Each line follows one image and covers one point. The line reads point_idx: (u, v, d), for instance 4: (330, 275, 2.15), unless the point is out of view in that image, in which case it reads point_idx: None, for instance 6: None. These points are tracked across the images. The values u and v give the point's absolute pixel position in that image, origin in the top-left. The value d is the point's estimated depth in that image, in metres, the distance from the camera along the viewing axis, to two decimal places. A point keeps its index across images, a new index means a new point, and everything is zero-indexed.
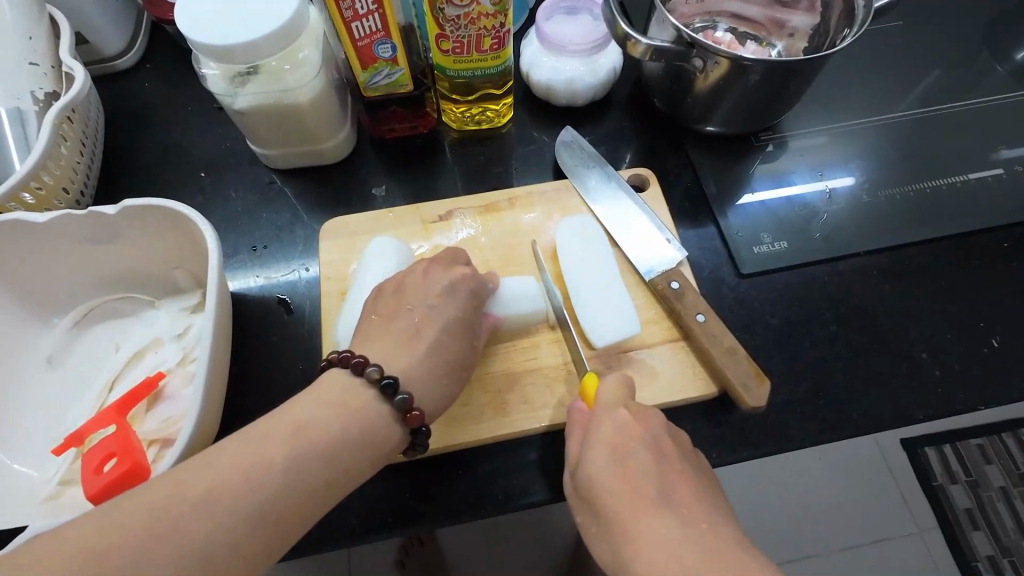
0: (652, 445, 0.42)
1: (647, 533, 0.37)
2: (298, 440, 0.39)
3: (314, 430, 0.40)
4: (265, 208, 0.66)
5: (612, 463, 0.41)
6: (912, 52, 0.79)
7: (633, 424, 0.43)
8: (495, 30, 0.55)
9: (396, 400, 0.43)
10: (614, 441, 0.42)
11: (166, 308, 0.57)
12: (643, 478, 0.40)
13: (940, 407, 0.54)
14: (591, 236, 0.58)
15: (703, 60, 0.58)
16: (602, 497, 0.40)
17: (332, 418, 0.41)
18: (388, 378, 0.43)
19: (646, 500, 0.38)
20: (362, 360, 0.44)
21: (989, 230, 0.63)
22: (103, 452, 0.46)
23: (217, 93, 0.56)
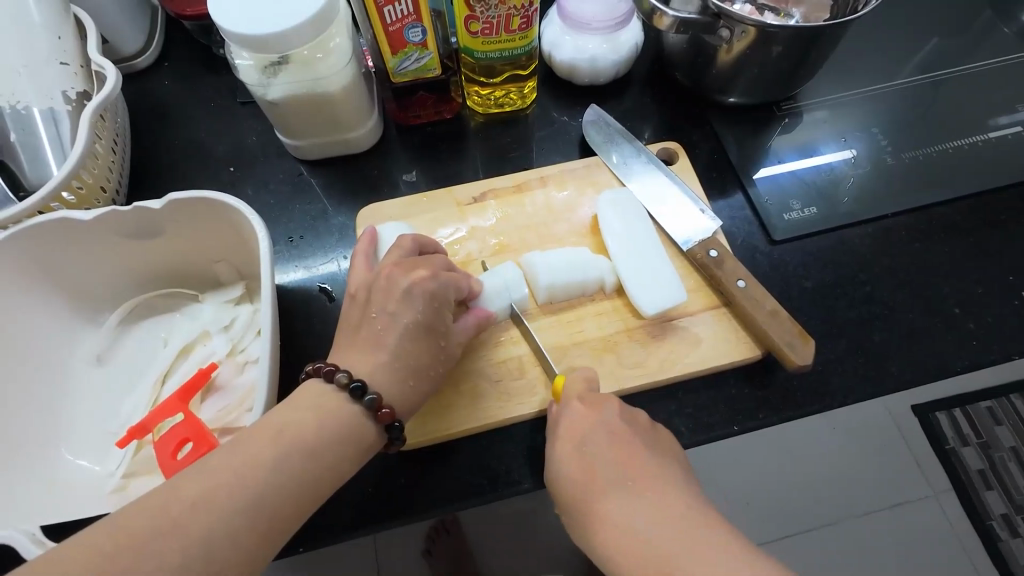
0: (610, 433, 0.44)
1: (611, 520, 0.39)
2: (294, 441, 0.39)
3: (312, 431, 0.40)
4: (297, 198, 0.66)
5: (570, 456, 0.43)
6: (922, 17, 0.80)
7: (586, 416, 0.45)
8: (524, 9, 0.56)
9: (366, 401, 0.42)
10: (573, 434, 0.44)
11: (213, 301, 0.58)
12: (598, 463, 0.42)
13: (977, 359, 0.55)
14: (636, 210, 0.58)
15: (730, 30, 0.58)
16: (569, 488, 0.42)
17: (336, 417, 0.42)
18: (357, 381, 0.43)
19: (607, 485, 0.41)
20: (332, 367, 0.43)
21: (1010, 186, 0.64)
22: (180, 437, 0.48)
23: (250, 84, 0.56)
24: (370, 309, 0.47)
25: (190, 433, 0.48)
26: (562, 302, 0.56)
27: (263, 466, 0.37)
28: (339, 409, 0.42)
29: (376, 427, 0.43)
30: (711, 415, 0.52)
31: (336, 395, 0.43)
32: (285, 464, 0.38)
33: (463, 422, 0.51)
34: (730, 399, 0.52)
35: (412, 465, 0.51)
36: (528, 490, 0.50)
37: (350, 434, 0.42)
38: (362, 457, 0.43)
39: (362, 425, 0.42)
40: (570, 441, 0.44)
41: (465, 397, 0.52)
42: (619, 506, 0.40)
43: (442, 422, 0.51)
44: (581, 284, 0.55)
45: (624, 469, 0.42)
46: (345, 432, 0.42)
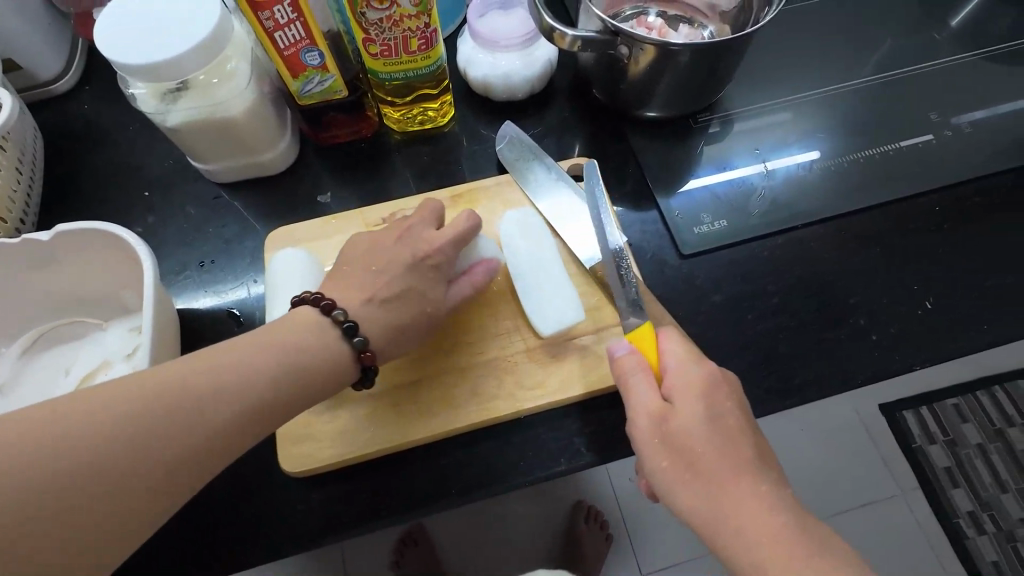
0: (714, 402, 0.44)
1: (750, 504, 0.40)
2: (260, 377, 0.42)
3: (272, 367, 0.43)
4: (212, 221, 0.66)
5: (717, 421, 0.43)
6: (850, 25, 0.81)
7: (695, 379, 0.45)
8: (421, 31, 0.56)
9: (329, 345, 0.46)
10: (713, 395, 0.44)
11: (115, 330, 0.57)
12: (718, 435, 0.43)
13: (878, 371, 0.55)
14: (536, 230, 0.59)
15: (629, 47, 0.58)
16: (699, 450, 0.42)
17: (308, 351, 0.45)
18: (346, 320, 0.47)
19: (749, 463, 0.42)
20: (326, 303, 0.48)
21: (920, 195, 0.65)
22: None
23: (148, 113, 0.56)
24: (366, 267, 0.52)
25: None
26: (464, 325, 0.55)
27: (154, 418, 0.37)
28: (235, 349, 0.43)
29: (354, 368, 0.48)
30: (609, 434, 0.52)
31: (325, 327, 0.47)
32: (248, 395, 0.41)
33: (358, 449, 0.51)
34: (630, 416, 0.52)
35: (309, 494, 0.51)
36: (424, 513, 0.50)
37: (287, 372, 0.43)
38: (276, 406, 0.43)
39: (347, 364, 0.47)
40: (639, 419, 0.44)
41: (361, 420, 0.52)
42: (751, 492, 0.40)
43: (336, 448, 0.51)
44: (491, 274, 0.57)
45: (724, 458, 0.42)
46: (309, 356, 0.45)
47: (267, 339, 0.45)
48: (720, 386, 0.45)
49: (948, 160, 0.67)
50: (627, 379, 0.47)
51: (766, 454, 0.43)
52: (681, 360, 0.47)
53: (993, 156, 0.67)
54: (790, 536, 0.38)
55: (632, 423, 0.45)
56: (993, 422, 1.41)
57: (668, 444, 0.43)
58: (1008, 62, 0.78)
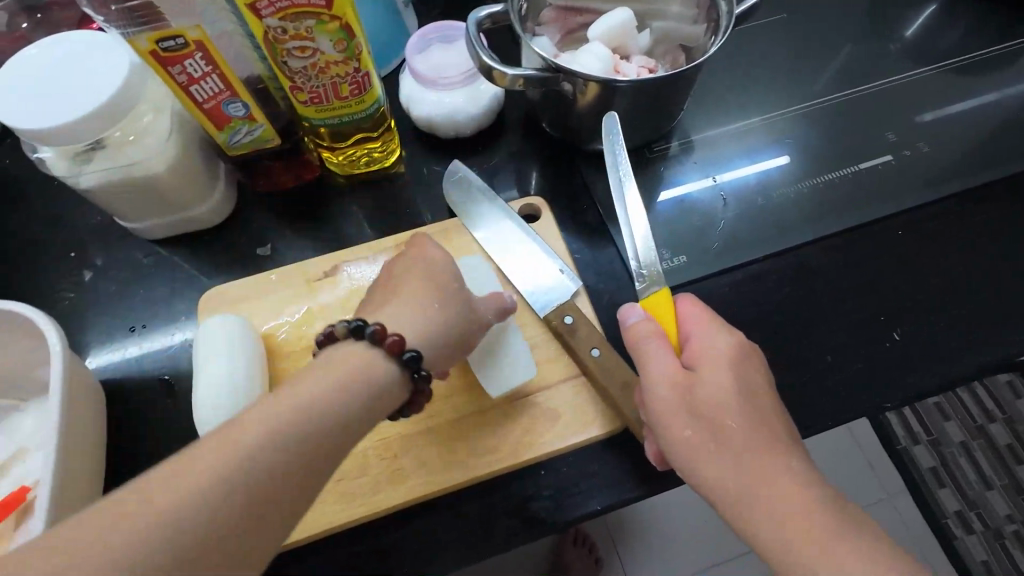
0: (743, 373, 0.44)
1: (780, 483, 0.39)
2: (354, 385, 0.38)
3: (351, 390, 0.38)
4: (143, 281, 0.62)
5: (738, 389, 0.43)
6: (806, 42, 0.79)
7: (727, 348, 0.44)
8: (351, 76, 0.52)
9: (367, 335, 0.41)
10: (733, 364, 0.44)
11: (33, 410, 0.53)
12: (752, 405, 0.42)
13: (850, 410, 0.53)
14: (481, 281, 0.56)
15: (572, 84, 0.56)
16: (720, 416, 0.41)
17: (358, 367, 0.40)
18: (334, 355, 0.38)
19: (776, 439, 0.41)
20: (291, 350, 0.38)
21: (883, 220, 0.63)
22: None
23: (60, 175, 0.52)
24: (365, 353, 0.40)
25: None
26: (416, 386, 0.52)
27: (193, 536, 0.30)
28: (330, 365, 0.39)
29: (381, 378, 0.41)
30: (570, 500, 0.49)
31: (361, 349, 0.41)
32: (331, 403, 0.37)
33: (298, 533, 0.47)
34: (589, 477, 0.50)
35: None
36: None
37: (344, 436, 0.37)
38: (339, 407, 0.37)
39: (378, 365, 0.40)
40: (659, 387, 0.43)
41: None
42: (786, 471, 0.40)
43: None
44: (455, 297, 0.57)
45: (752, 433, 0.41)
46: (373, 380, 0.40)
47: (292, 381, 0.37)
48: (747, 357, 0.45)
49: (907, 179, 0.66)
50: (641, 345, 0.45)
51: (790, 430, 0.43)
52: (702, 330, 0.46)
53: (952, 174, 0.66)
54: (819, 506, 0.38)
55: (650, 388, 0.43)
56: (974, 419, 1.41)
57: (693, 411, 0.42)
58: (965, 74, 0.77)
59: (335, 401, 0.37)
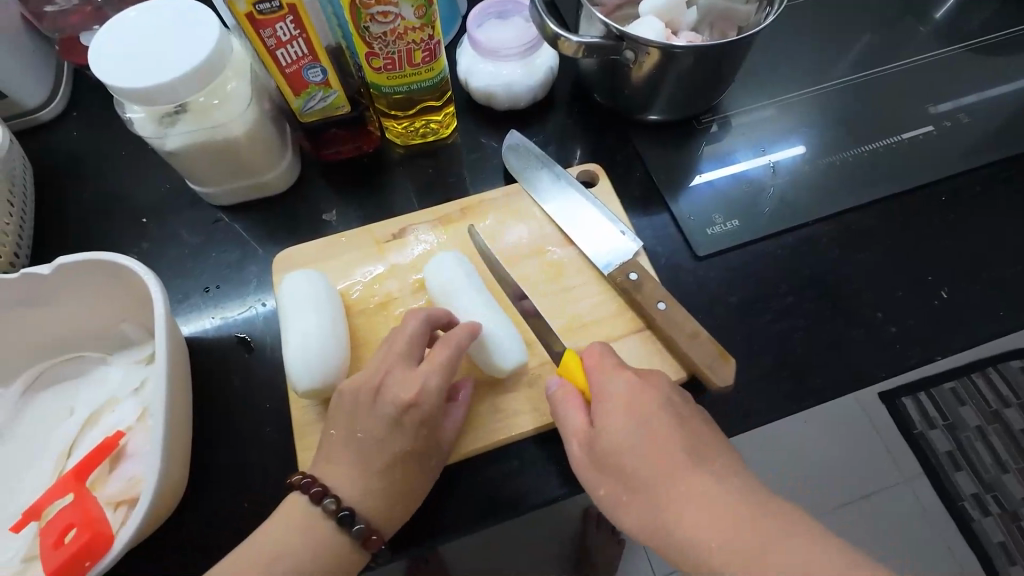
0: (630, 410, 0.43)
1: (691, 508, 0.38)
2: (288, 567, 0.42)
3: (301, 556, 0.43)
4: (213, 246, 0.64)
5: (625, 429, 0.42)
6: (841, 21, 0.82)
7: (632, 386, 0.45)
8: (424, 43, 0.55)
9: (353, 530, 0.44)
10: (630, 402, 0.44)
11: (121, 362, 0.55)
12: (662, 438, 0.41)
13: (900, 362, 0.56)
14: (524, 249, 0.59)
15: (634, 51, 0.58)
16: (623, 461, 0.41)
17: (313, 535, 0.44)
18: (345, 508, 0.44)
19: (680, 462, 0.40)
20: (321, 489, 0.45)
21: (926, 187, 0.65)
22: (87, 527, 0.43)
23: (146, 136, 0.54)
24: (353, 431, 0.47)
25: (96, 526, 0.43)
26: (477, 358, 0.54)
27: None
28: (263, 546, 0.43)
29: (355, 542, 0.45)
30: None
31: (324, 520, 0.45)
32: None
33: None
34: None
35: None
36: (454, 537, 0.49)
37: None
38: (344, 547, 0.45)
39: (338, 541, 0.44)
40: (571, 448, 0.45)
41: None
42: (704, 487, 0.38)
43: None
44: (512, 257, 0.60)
45: (646, 459, 0.41)
46: (329, 551, 0.44)
47: (245, 557, 0.43)
48: (644, 391, 0.44)
49: (948, 149, 0.68)
50: (558, 414, 0.48)
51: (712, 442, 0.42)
52: (601, 376, 0.46)
53: (989, 144, 0.68)
54: (741, 516, 0.36)
55: (567, 450, 0.46)
56: (989, 404, 1.40)
57: (603, 468, 0.43)
58: (995, 53, 0.79)
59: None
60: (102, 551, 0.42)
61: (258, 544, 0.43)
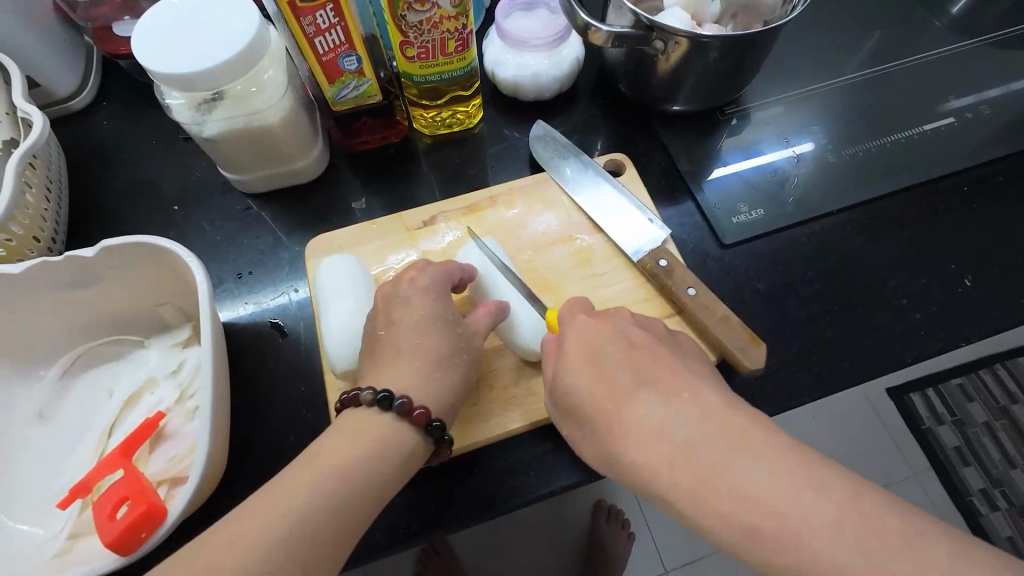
0: (590, 350, 0.46)
1: (634, 426, 0.40)
2: (360, 453, 0.42)
3: (373, 445, 0.42)
4: (244, 233, 0.65)
5: (583, 366, 0.45)
6: (859, 14, 0.82)
7: (592, 326, 0.48)
8: (458, 32, 0.56)
9: (395, 406, 0.44)
10: (584, 343, 0.47)
11: (158, 345, 0.56)
12: (612, 369, 0.44)
13: (925, 348, 0.57)
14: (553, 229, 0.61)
15: (663, 42, 0.59)
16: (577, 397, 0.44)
17: (377, 430, 0.44)
18: (382, 392, 0.44)
19: (624, 386, 0.42)
20: (354, 392, 0.45)
21: (947, 177, 0.66)
22: (142, 499, 0.43)
23: (184, 123, 0.55)
24: (398, 348, 0.49)
25: (150, 498, 0.43)
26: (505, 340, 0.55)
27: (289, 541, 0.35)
28: (331, 446, 0.42)
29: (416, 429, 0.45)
30: None
31: (367, 412, 0.45)
32: (345, 467, 0.40)
33: None
34: None
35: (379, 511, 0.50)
36: (489, 516, 0.51)
37: (370, 466, 0.41)
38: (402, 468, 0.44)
39: (402, 431, 0.44)
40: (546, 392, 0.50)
41: None
42: (649, 408, 0.40)
43: None
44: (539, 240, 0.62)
45: (598, 395, 0.43)
46: (399, 442, 0.44)
47: (318, 460, 0.40)
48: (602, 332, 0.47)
49: (968, 141, 0.69)
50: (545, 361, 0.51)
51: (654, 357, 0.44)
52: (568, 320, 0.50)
53: (1008, 136, 0.69)
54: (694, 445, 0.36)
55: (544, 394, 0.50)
56: (997, 400, 1.39)
57: (567, 413, 0.46)
58: (1011, 47, 0.80)
59: (352, 466, 0.40)
60: (155, 525, 0.42)
61: (320, 448, 0.42)
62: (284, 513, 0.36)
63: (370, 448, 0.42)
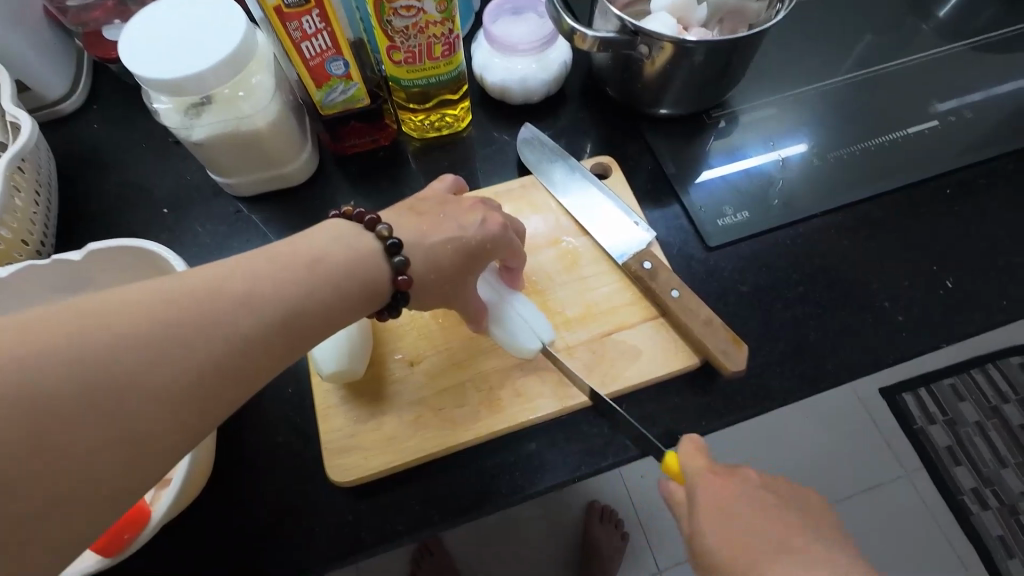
0: (750, 496, 0.43)
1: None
2: (311, 278, 0.39)
3: (335, 281, 0.40)
4: (234, 236, 0.66)
5: (733, 521, 0.41)
6: (847, 18, 0.83)
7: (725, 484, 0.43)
8: (444, 37, 0.56)
9: (396, 261, 0.44)
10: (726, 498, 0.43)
11: None
12: (760, 517, 0.41)
13: (906, 349, 0.58)
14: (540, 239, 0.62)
15: (648, 46, 0.59)
16: (719, 552, 0.40)
17: (367, 262, 0.42)
18: (395, 239, 0.44)
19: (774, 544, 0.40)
20: (375, 218, 0.45)
21: (930, 180, 0.67)
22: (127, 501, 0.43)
23: (173, 127, 0.56)
24: None
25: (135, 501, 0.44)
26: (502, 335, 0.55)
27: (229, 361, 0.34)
28: (293, 245, 0.40)
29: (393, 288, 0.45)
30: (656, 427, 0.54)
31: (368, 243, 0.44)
32: (290, 293, 0.37)
33: (409, 454, 0.52)
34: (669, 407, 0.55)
35: (366, 514, 0.51)
36: (472, 517, 0.51)
37: (311, 306, 0.38)
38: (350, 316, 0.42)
39: (383, 283, 0.44)
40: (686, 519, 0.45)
41: (409, 429, 0.53)
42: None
43: (387, 455, 0.52)
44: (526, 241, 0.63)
45: (738, 547, 0.40)
46: (365, 266, 0.42)
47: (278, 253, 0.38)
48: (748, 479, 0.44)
49: (952, 144, 0.70)
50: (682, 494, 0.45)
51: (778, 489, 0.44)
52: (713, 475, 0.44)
53: (993, 139, 0.70)
54: None
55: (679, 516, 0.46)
56: (988, 399, 1.40)
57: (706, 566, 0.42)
58: (998, 50, 0.81)
59: (294, 302, 0.37)
60: (140, 525, 0.43)
61: (303, 250, 0.40)
62: (212, 335, 0.34)
63: (326, 266, 0.40)
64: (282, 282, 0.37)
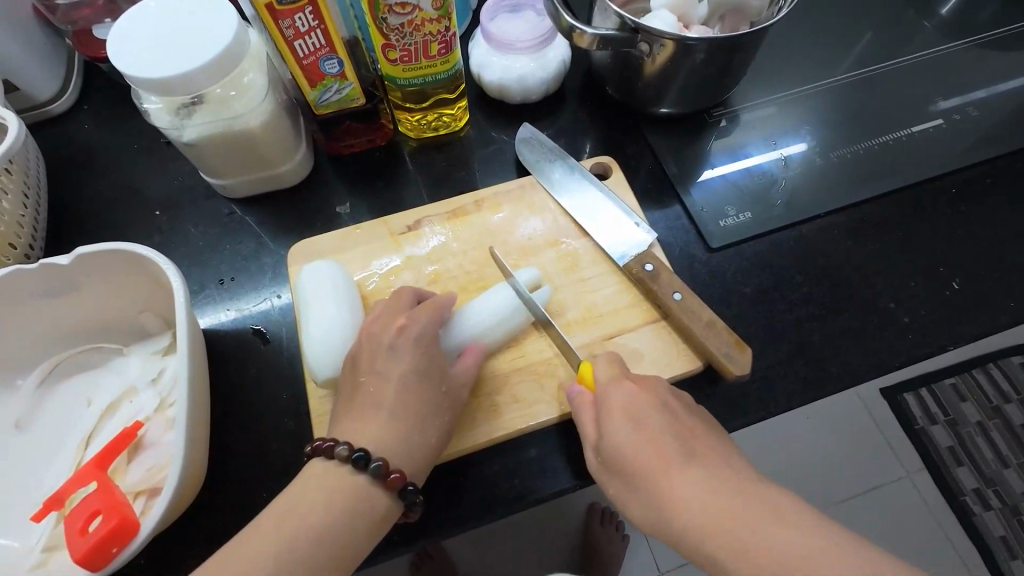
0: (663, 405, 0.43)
1: (678, 489, 0.38)
2: (296, 532, 0.39)
3: (319, 520, 0.40)
4: (227, 238, 0.65)
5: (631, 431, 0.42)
6: (849, 16, 0.82)
7: (642, 393, 0.44)
8: (441, 35, 0.55)
9: (371, 468, 0.43)
10: (626, 407, 0.43)
11: (137, 353, 0.55)
12: (658, 431, 0.41)
13: (912, 351, 0.57)
14: (541, 242, 0.61)
15: (649, 44, 0.58)
16: (626, 460, 0.41)
17: (341, 489, 0.42)
18: (359, 450, 0.43)
19: (672, 457, 0.39)
20: (330, 442, 0.44)
21: (935, 179, 0.66)
22: (115, 512, 0.42)
23: (163, 128, 0.54)
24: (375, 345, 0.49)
25: (124, 511, 0.43)
26: None
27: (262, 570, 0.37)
28: (296, 497, 0.42)
29: (389, 493, 0.43)
30: None
31: (340, 469, 0.43)
32: (295, 552, 0.39)
33: None
34: None
35: None
36: (470, 526, 0.50)
37: (324, 550, 0.40)
38: (375, 527, 0.43)
39: (375, 494, 0.43)
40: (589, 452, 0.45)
41: None
42: (698, 480, 0.38)
43: None
44: (526, 242, 0.62)
45: (641, 454, 0.40)
46: (363, 506, 0.43)
47: (290, 517, 0.40)
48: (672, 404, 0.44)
49: (956, 143, 0.69)
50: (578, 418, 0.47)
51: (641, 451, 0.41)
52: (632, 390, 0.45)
53: (996, 137, 0.69)
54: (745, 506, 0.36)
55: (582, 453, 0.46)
56: (990, 399, 1.39)
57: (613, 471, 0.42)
58: (1000, 47, 0.80)
59: (302, 551, 0.39)
60: (129, 538, 0.42)
61: (269, 513, 0.41)
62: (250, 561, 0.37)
63: (349, 494, 0.43)
64: (273, 553, 0.38)
